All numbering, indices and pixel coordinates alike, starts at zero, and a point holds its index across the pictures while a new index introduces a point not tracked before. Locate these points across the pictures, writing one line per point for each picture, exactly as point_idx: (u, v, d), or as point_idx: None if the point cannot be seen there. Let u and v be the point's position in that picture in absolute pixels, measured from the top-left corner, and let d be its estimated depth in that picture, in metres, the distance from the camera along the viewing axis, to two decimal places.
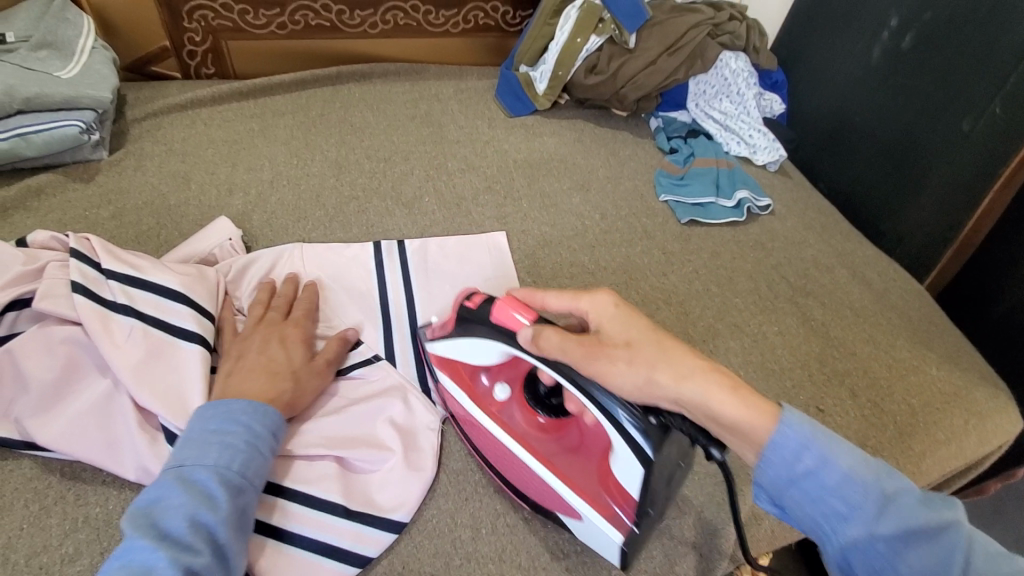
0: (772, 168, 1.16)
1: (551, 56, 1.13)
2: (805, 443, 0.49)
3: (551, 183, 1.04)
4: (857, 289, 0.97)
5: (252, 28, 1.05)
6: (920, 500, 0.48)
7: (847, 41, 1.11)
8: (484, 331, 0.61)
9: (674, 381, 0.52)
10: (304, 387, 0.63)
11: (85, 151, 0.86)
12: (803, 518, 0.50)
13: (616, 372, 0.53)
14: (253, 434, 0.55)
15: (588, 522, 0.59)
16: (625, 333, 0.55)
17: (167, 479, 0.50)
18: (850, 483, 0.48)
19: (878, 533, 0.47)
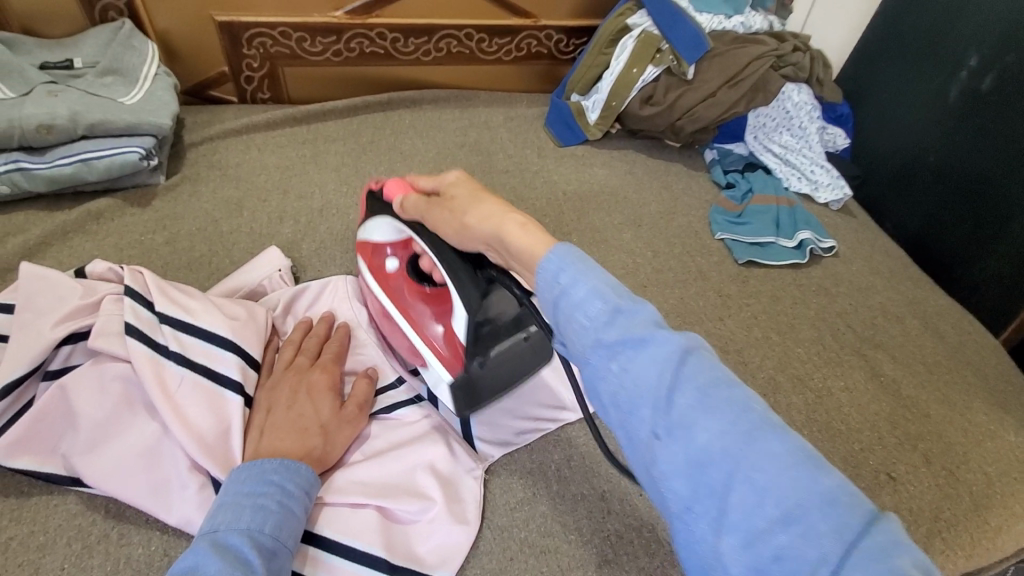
0: (835, 207, 1.11)
1: (605, 85, 1.10)
2: (595, 291, 0.45)
3: (601, 217, 1.01)
4: (930, 342, 0.90)
5: (309, 55, 1.06)
6: (741, 386, 0.42)
7: (921, 79, 1.05)
8: (377, 210, 0.71)
9: (475, 220, 0.58)
10: (334, 441, 0.60)
11: (143, 175, 0.88)
12: (604, 390, 0.44)
13: (443, 222, 0.62)
14: (286, 494, 0.52)
15: (431, 371, 0.69)
16: (459, 194, 0.61)
17: (199, 546, 0.46)
18: (599, 300, 0.44)
19: (607, 343, 0.43)
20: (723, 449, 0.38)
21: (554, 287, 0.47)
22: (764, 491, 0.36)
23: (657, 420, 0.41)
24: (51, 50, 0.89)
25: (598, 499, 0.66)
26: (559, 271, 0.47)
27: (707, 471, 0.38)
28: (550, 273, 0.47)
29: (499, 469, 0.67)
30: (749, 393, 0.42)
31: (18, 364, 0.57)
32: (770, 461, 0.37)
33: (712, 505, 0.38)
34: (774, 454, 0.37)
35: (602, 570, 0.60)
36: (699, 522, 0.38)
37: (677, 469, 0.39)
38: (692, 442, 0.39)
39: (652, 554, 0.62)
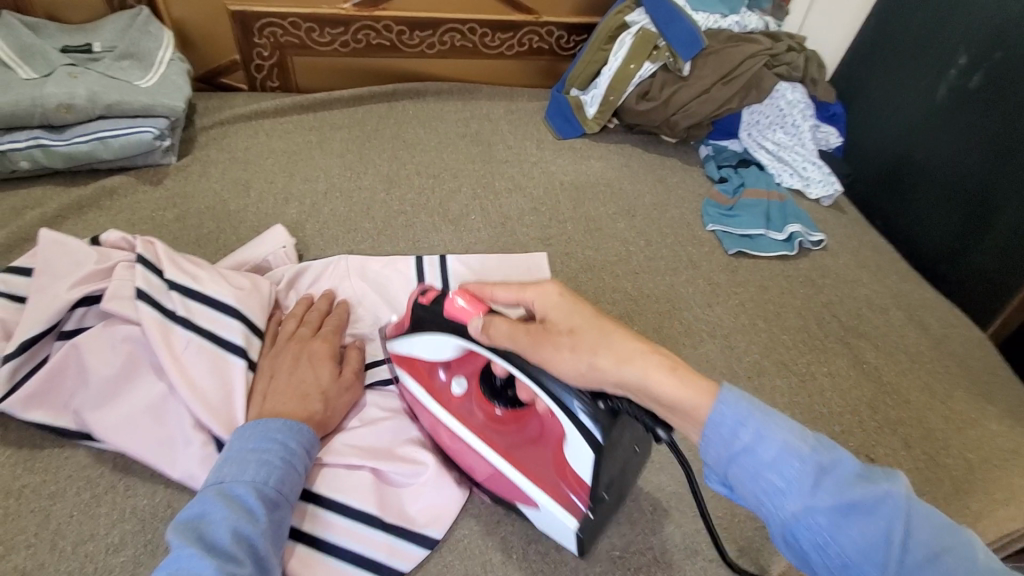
0: (827, 203, 1.13)
1: (603, 80, 1.14)
2: (784, 447, 0.43)
3: (597, 207, 1.04)
4: (913, 332, 0.93)
5: (317, 45, 1.10)
6: (945, 521, 0.42)
7: (912, 79, 1.08)
8: (433, 325, 0.60)
9: (612, 365, 0.48)
10: (334, 406, 0.63)
11: (156, 156, 0.91)
12: (802, 544, 0.42)
13: (562, 361, 0.51)
14: (289, 451, 0.56)
15: (546, 512, 0.57)
16: (569, 323, 0.52)
17: (207, 495, 0.51)
18: (790, 457, 0.43)
19: (823, 508, 0.42)
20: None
21: (732, 441, 0.44)
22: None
23: (869, 569, 0.41)
24: (70, 35, 0.93)
25: None
26: (737, 426, 0.44)
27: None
28: (727, 428, 0.44)
29: None
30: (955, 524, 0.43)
31: (35, 323, 0.60)
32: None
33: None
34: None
35: None
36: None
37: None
38: None
39: (633, 521, 0.65)
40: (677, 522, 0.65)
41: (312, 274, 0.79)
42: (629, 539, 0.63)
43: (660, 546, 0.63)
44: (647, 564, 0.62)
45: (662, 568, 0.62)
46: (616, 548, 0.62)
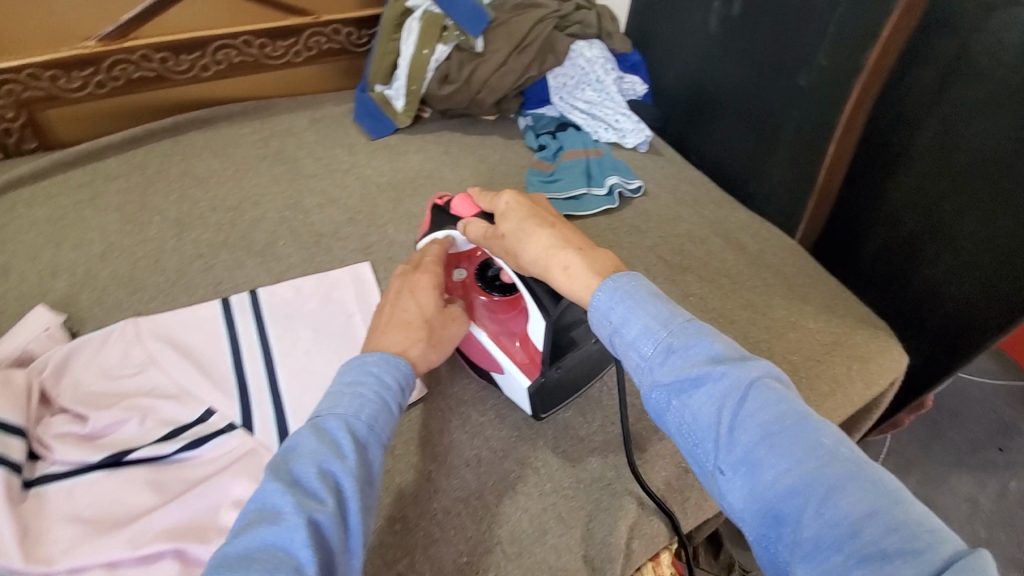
0: (643, 149, 1.16)
1: (401, 72, 1.10)
2: (644, 328, 0.51)
3: (418, 203, 1.00)
4: (733, 255, 0.97)
5: (68, 93, 0.97)
6: (818, 419, 0.44)
7: (688, 15, 1.11)
8: (444, 219, 0.72)
9: (534, 257, 0.61)
10: (436, 334, 0.65)
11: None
12: (662, 418, 0.49)
13: (508, 254, 0.64)
14: (384, 385, 0.55)
15: (510, 376, 0.70)
16: (533, 216, 0.63)
17: (303, 430, 0.50)
18: (650, 338, 0.50)
19: (668, 383, 0.48)
20: (794, 488, 0.41)
21: (608, 323, 0.53)
22: (839, 526, 0.39)
23: (726, 457, 0.45)
24: None
25: (423, 480, 0.66)
26: (610, 309, 0.53)
27: (780, 510, 0.41)
28: (604, 311, 0.53)
29: None
30: (829, 422, 0.44)
31: None
32: (841, 495, 0.40)
33: (783, 534, 0.41)
34: (845, 491, 0.40)
35: (429, 550, 0.60)
36: (779, 548, 0.42)
37: (748, 504, 0.43)
38: (758, 482, 0.43)
39: (478, 520, 0.63)
40: (524, 506, 0.64)
41: (87, 349, 0.71)
42: (476, 540, 0.61)
43: (508, 537, 0.62)
44: (497, 560, 0.60)
45: (511, 559, 0.61)
46: (462, 554, 0.60)
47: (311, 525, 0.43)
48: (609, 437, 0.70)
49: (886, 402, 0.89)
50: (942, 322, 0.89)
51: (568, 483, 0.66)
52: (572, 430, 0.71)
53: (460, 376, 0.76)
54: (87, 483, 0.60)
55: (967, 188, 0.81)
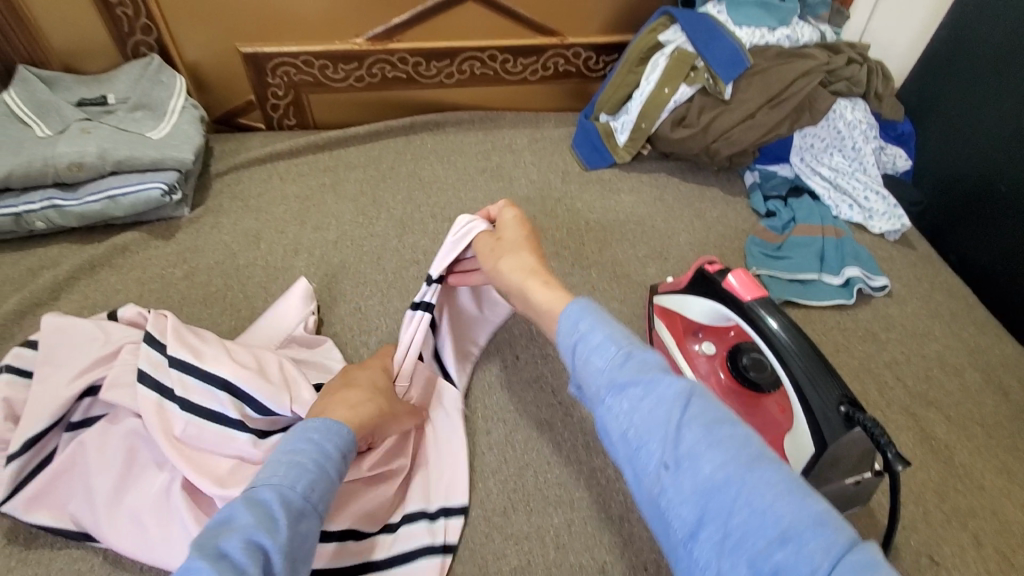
0: (893, 238, 1.00)
1: (634, 106, 1.04)
2: (608, 337, 0.50)
3: (625, 250, 0.95)
4: (991, 400, 0.80)
5: (332, 82, 1.06)
6: (740, 423, 0.45)
7: (996, 96, 0.92)
8: (709, 293, 0.68)
9: (511, 268, 0.65)
10: (393, 407, 0.63)
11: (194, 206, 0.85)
12: (611, 424, 0.47)
13: (508, 259, 0.66)
14: (325, 455, 0.51)
15: None
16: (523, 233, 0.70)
17: (237, 500, 0.46)
18: (613, 346, 0.49)
19: (622, 384, 0.47)
20: (729, 479, 0.41)
21: (573, 332, 0.52)
22: (765, 514, 0.39)
23: (667, 453, 0.44)
24: (88, 87, 0.94)
25: (596, 570, 0.62)
26: (578, 319, 0.52)
27: (712, 499, 0.41)
28: (571, 320, 0.53)
29: (495, 533, 0.63)
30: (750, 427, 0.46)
31: (38, 419, 0.59)
32: (766, 489, 0.40)
33: (716, 531, 0.40)
34: (770, 482, 0.40)
35: None
36: (707, 547, 0.40)
37: (688, 500, 0.42)
38: (697, 476, 0.42)
39: None
40: None
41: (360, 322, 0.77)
42: None
43: None
44: None
45: None
46: None
47: None
48: None
49: None
50: None
51: None
52: None
53: None
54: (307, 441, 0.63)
55: None
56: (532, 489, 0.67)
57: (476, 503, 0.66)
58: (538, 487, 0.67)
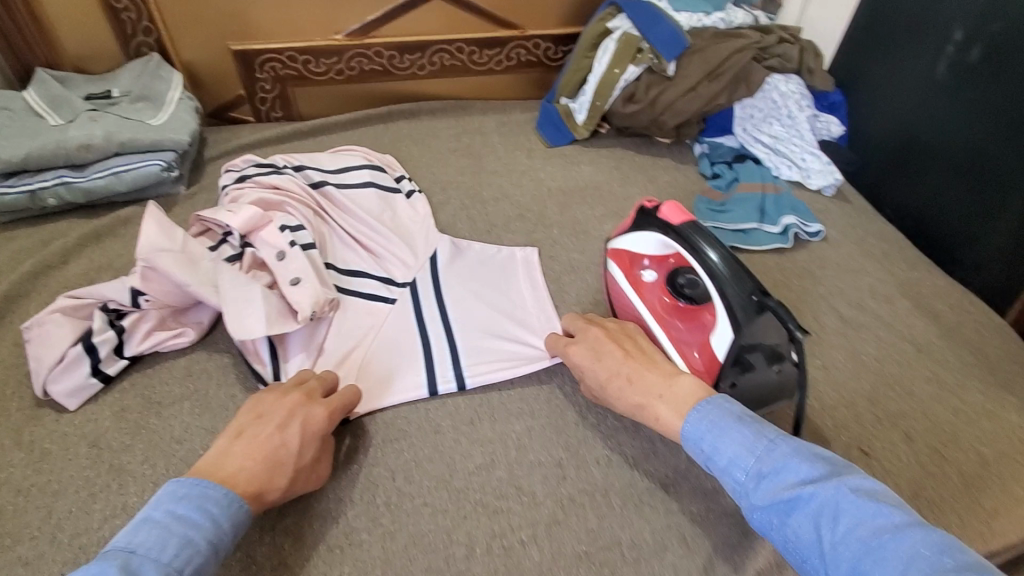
0: (828, 193, 1.10)
1: (589, 88, 1.15)
2: (733, 455, 0.53)
3: (583, 212, 1.04)
4: (920, 321, 0.87)
5: (314, 75, 1.17)
6: (907, 526, 0.44)
7: (909, 56, 1.03)
8: (648, 224, 0.76)
9: (621, 400, 0.65)
10: (303, 463, 0.59)
11: (287, 174, 0.95)
12: (766, 537, 0.51)
13: (619, 392, 0.65)
14: (217, 533, 0.49)
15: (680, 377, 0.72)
16: (610, 370, 0.67)
17: (107, 559, 0.44)
18: (741, 466, 0.53)
19: (765, 507, 0.50)
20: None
21: (701, 452, 0.56)
22: None
23: (836, 574, 0.45)
24: (95, 84, 1.05)
25: (554, 465, 0.68)
26: (698, 438, 0.56)
27: None
28: (694, 439, 0.57)
29: (462, 438, 0.70)
30: (931, 526, 0.44)
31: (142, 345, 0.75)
32: None
33: None
34: None
35: (551, 530, 0.62)
36: None
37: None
38: None
39: (602, 517, 0.64)
40: (648, 518, 0.64)
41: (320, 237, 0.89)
42: (598, 534, 0.62)
43: (629, 543, 0.62)
44: (615, 560, 0.60)
45: (630, 564, 0.60)
46: (582, 544, 0.61)
47: None
48: None
49: None
50: None
51: (696, 509, 0.65)
52: None
53: None
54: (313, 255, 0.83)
55: None
56: (496, 403, 0.74)
57: (446, 416, 0.73)
58: (501, 402, 0.75)
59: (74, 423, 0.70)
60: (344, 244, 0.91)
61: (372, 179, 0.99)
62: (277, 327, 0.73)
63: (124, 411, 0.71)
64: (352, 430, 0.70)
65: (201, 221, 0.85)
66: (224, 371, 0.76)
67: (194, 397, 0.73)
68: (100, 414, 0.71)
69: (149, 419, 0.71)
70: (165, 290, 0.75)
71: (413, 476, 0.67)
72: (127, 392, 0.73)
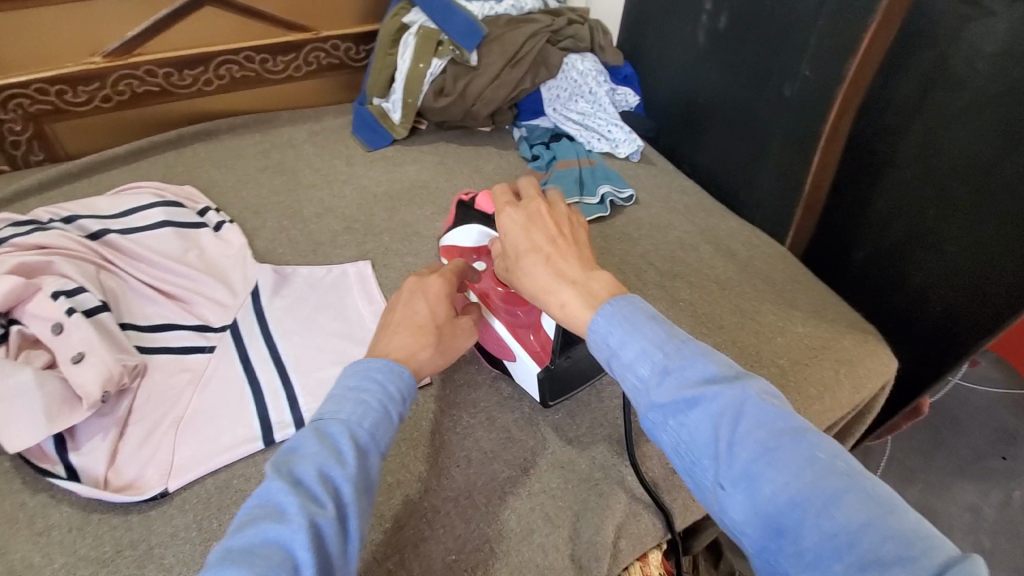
0: (636, 158, 1.19)
1: (398, 86, 1.13)
2: (641, 350, 0.50)
3: (414, 212, 1.03)
4: (723, 261, 0.99)
5: (73, 106, 1.01)
6: (806, 433, 0.44)
7: (674, 28, 1.14)
8: (469, 216, 0.77)
9: (536, 278, 0.59)
10: (446, 342, 0.61)
11: (56, 228, 0.81)
12: (656, 434, 0.48)
13: (534, 272, 0.59)
14: (388, 395, 0.51)
15: (521, 363, 0.72)
16: (530, 242, 0.61)
17: (305, 429, 0.48)
18: (648, 360, 0.49)
19: (666, 404, 0.47)
20: (793, 501, 0.41)
21: (605, 346, 0.52)
22: (837, 536, 0.40)
23: (725, 474, 0.44)
24: None
25: (414, 480, 0.67)
26: (608, 332, 0.52)
27: (780, 522, 0.42)
28: (600, 334, 0.52)
29: None
30: (826, 436, 0.45)
31: None
32: (840, 507, 0.40)
33: (784, 547, 0.41)
34: (841, 503, 0.40)
35: (418, 547, 0.61)
36: (779, 560, 0.42)
37: (748, 518, 0.43)
38: (760, 497, 0.43)
39: (468, 519, 0.64)
40: (511, 506, 0.65)
41: (109, 296, 0.77)
42: (465, 538, 0.62)
43: (496, 536, 0.63)
44: (485, 558, 0.61)
45: (500, 557, 0.61)
46: (451, 552, 0.61)
47: (313, 531, 0.41)
48: (597, 438, 0.72)
49: (879, 404, 0.90)
50: (931, 325, 0.92)
51: (555, 484, 0.67)
52: (559, 428, 0.73)
53: (453, 379, 0.78)
54: (101, 319, 0.73)
55: (914, 196, 0.88)
56: None
57: None
58: None
59: None
60: (141, 297, 0.80)
61: (167, 218, 0.87)
62: (59, 422, 0.64)
63: None
64: (180, 507, 0.63)
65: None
66: (6, 479, 0.64)
67: None
68: None
69: None
70: None
71: None
72: None
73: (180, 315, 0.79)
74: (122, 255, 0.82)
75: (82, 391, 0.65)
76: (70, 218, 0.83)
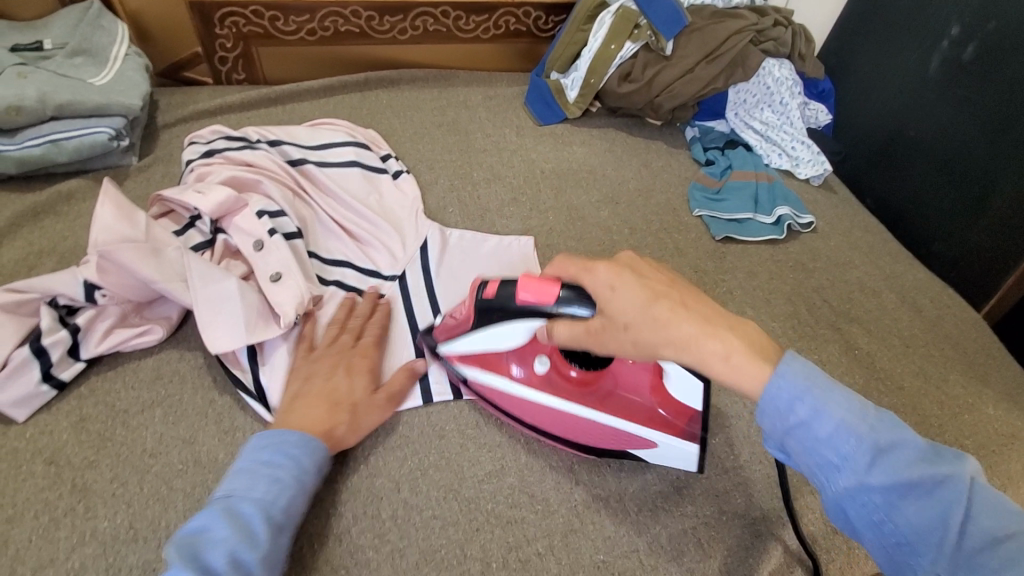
0: (817, 182, 1.09)
1: (583, 63, 1.10)
2: (841, 425, 0.43)
3: (579, 196, 1.00)
4: (907, 316, 0.90)
5: (282, 34, 1.06)
6: (997, 493, 0.43)
7: (901, 51, 1.03)
8: (499, 319, 0.60)
9: (682, 341, 0.46)
10: (363, 419, 0.63)
11: (262, 149, 0.86)
12: (847, 512, 0.44)
13: (668, 339, 0.47)
14: (302, 471, 0.54)
15: (664, 448, 0.64)
16: (651, 303, 0.48)
17: (212, 510, 0.50)
18: (846, 435, 0.43)
19: (878, 486, 0.42)
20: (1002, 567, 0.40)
21: (783, 418, 0.45)
22: None
23: (935, 550, 0.42)
24: (20, 32, 0.89)
25: (566, 470, 0.66)
26: (793, 401, 0.44)
27: None
28: (778, 402, 0.44)
29: (469, 443, 0.67)
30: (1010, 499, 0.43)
31: (90, 348, 0.66)
32: None
33: None
34: None
35: (568, 538, 0.61)
36: None
37: None
38: (975, 571, 0.41)
39: (619, 522, 0.62)
40: (663, 523, 0.63)
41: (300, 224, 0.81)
42: (615, 542, 0.61)
43: (646, 549, 0.61)
44: (633, 568, 0.60)
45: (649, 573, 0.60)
46: (601, 553, 0.60)
47: None
48: (757, 475, 0.67)
49: None
50: None
51: (709, 512, 0.64)
52: (716, 455, 0.69)
53: None
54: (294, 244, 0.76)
55: None
56: None
57: (453, 419, 0.69)
58: None
59: (26, 436, 0.61)
60: (327, 231, 0.83)
61: (356, 158, 0.91)
62: (256, 334, 0.67)
63: (84, 421, 0.63)
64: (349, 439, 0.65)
65: (163, 201, 0.76)
66: (199, 374, 0.68)
67: (166, 403, 0.65)
68: (57, 425, 0.62)
69: (115, 430, 0.63)
70: (125, 285, 0.66)
71: (420, 485, 0.63)
72: (86, 399, 0.65)
73: (355, 257, 0.82)
74: (314, 188, 0.86)
75: (280, 309, 0.69)
76: (275, 142, 0.88)
